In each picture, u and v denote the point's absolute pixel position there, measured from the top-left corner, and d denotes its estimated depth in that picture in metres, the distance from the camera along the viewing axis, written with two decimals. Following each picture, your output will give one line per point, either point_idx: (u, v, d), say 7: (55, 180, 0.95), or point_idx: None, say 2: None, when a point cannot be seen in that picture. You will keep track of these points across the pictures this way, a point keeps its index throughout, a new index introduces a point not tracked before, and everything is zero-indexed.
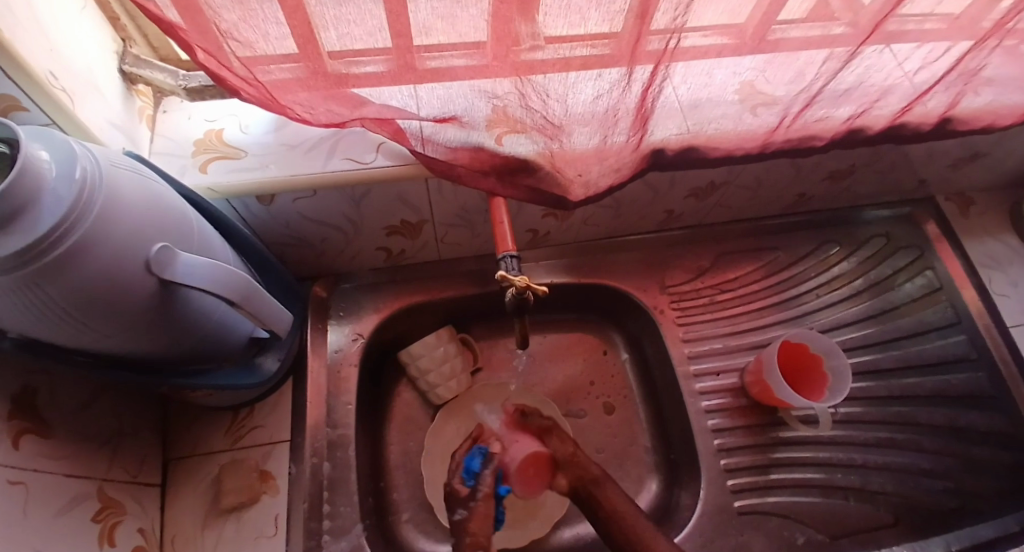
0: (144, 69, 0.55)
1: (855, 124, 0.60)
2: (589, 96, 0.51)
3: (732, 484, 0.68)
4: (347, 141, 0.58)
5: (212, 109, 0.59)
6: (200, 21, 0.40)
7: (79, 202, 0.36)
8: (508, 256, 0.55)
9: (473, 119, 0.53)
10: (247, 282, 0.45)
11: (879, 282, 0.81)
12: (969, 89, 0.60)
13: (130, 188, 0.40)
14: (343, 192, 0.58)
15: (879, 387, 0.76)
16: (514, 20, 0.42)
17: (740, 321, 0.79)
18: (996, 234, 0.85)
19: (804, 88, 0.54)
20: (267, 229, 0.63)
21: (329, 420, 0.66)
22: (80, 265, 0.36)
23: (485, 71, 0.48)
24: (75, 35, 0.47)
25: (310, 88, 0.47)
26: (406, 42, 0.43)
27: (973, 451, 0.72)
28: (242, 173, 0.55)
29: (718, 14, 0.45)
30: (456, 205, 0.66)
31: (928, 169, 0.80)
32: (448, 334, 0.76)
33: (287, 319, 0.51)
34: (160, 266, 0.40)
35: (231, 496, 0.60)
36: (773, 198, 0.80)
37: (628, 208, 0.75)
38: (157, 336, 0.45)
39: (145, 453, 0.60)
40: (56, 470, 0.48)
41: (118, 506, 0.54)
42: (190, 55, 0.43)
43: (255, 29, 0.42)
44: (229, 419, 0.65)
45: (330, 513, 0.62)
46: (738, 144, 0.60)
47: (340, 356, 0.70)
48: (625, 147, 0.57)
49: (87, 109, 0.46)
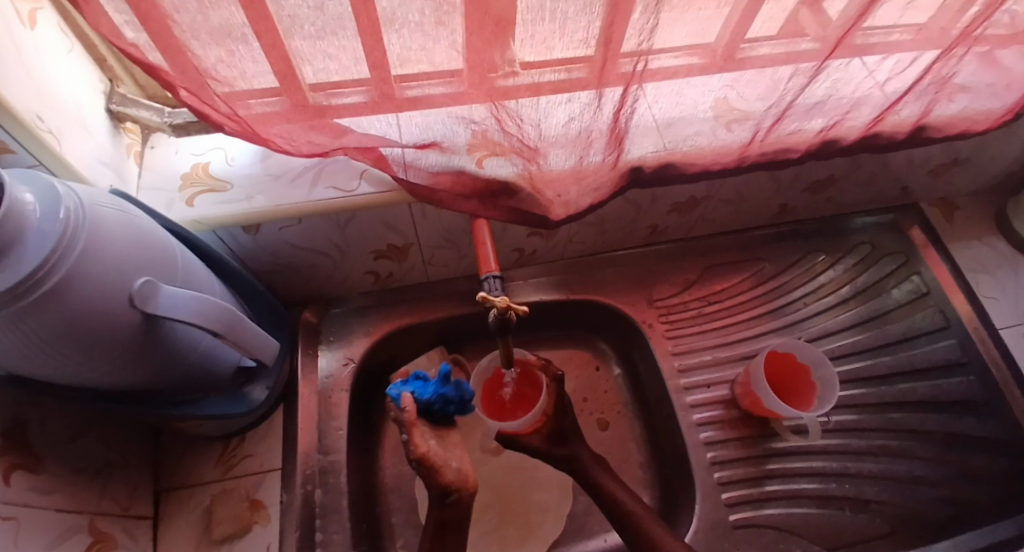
0: (131, 107, 0.57)
1: (829, 135, 0.61)
2: (563, 120, 0.52)
3: (727, 497, 0.68)
4: (331, 169, 0.60)
5: (198, 143, 0.61)
6: (180, 61, 0.41)
7: (63, 240, 0.37)
8: (491, 277, 0.56)
9: (453, 144, 0.54)
10: (231, 313, 0.46)
11: (867, 289, 0.82)
12: (941, 97, 0.61)
13: (115, 224, 0.41)
14: (328, 219, 0.59)
15: (871, 395, 0.76)
16: (487, 50, 0.43)
17: (729, 332, 0.79)
18: (979, 238, 0.86)
19: (774, 103, 0.56)
20: (255, 257, 0.64)
21: (320, 446, 0.66)
22: (65, 300, 0.37)
23: (461, 98, 0.49)
24: (62, 77, 0.49)
25: (291, 121, 0.49)
26: (383, 73, 0.45)
27: (968, 457, 0.71)
28: (226, 205, 0.56)
29: (685, 36, 0.47)
30: (441, 228, 0.67)
31: (908, 176, 0.81)
32: (438, 354, 0.78)
33: (274, 346, 0.52)
34: (143, 299, 0.41)
35: (222, 526, 0.60)
36: (756, 209, 0.81)
37: (612, 224, 0.76)
38: (143, 369, 0.45)
39: (137, 485, 0.60)
40: (47, 505, 0.48)
41: (110, 538, 0.54)
42: (172, 94, 0.45)
43: (235, 67, 0.43)
44: (221, 448, 0.65)
45: (323, 541, 0.61)
46: (714, 159, 0.60)
47: (330, 381, 0.70)
48: (602, 166, 0.58)
49: (74, 148, 0.47)
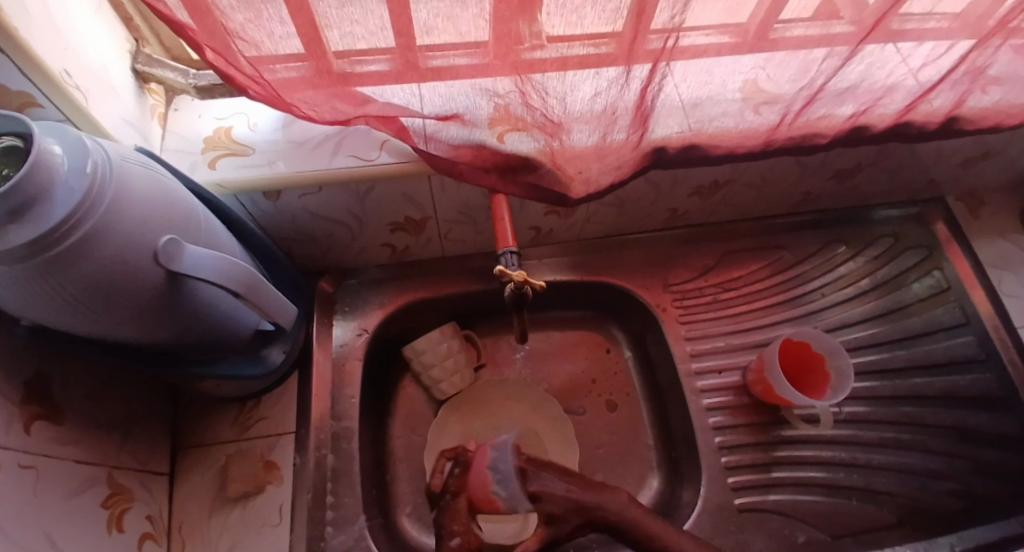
0: (157, 68, 0.58)
1: (859, 122, 0.60)
2: (588, 95, 0.52)
3: (733, 481, 0.68)
4: (352, 139, 0.60)
5: (221, 107, 0.61)
6: (208, 21, 0.41)
7: (89, 195, 0.37)
8: (509, 252, 0.56)
9: (475, 117, 0.54)
10: (252, 275, 0.46)
11: (887, 281, 0.80)
12: (978, 87, 0.60)
13: (139, 182, 0.41)
14: (347, 189, 0.59)
15: (885, 388, 0.75)
16: (515, 20, 0.43)
17: (743, 320, 0.79)
18: (1007, 236, 0.84)
19: (804, 87, 0.54)
20: (274, 224, 0.64)
21: (333, 413, 0.67)
22: (90, 256, 0.38)
23: (486, 70, 0.48)
24: (88, 33, 0.49)
25: (315, 88, 0.48)
26: (408, 41, 0.44)
27: (981, 452, 0.71)
28: (248, 170, 0.56)
29: (716, 13, 0.46)
30: (459, 202, 0.67)
31: (936, 168, 0.79)
32: (451, 330, 0.77)
33: (292, 311, 0.52)
34: (168, 256, 0.41)
35: (238, 484, 0.61)
36: (777, 197, 0.80)
37: (631, 205, 0.75)
38: (165, 326, 0.46)
39: (155, 442, 0.62)
40: (68, 456, 0.50)
41: (126, 491, 0.55)
42: (199, 54, 0.44)
43: (261, 29, 0.43)
44: (237, 410, 0.67)
45: (333, 504, 0.62)
46: (739, 142, 0.59)
47: (344, 350, 0.71)
48: (625, 145, 0.57)
49: (99, 107, 0.48)
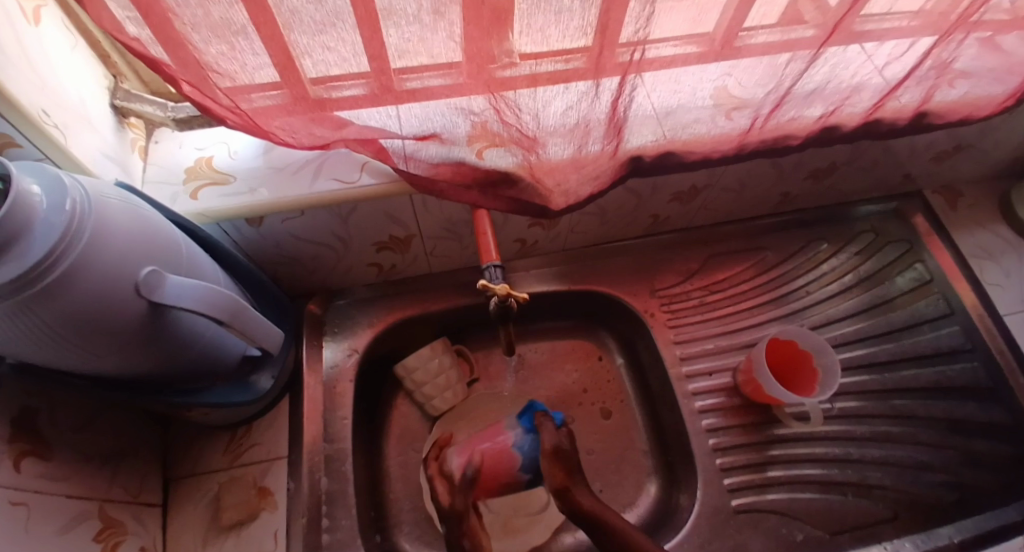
0: (135, 103, 0.58)
1: (829, 122, 0.61)
2: (561, 109, 0.53)
3: (729, 483, 0.69)
4: (333, 162, 0.60)
5: (201, 137, 0.62)
6: (182, 55, 0.42)
7: (68, 232, 0.38)
8: (492, 266, 0.57)
9: (452, 135, 0.55)
10: (235, 301, 0.46)
11: (870, 276, 0.82)
12: (942, 83, 0.61)
13: (120, 216, 0.42)
14: (330, 211, 0.60)
15: (873, 382, 0.76)
16: (484, 39, 0.44)
17: (731, 321, 0.79)
18: (985, 225, 0.85)
19: (771, 91, 0.56)
20: (259, 249, 0.64)
21: (326, 435, 0.67)
22: (71, 290, 0.38)
23: (460, 90, 0.49)
24: (66, 71, 0.50)
25: (292, 114, 0.49)
26: (382, 64, 0.45)
27: (972, 442, 0.71)
28: (230, 198, 0.57)
29: (682, 24, 0.47)
30: (443, 218, 0.68)
31: (911, 163, 0.80)
32: (441, 346, 0.77)
33: (277, 335, 0.53)
34: (149, 288, 0.41)
35: (231, 512, 0.60)
36: (757, 198, 0.81)
37: (614, 214, 0.76)
38: (150, 357, 0.46)
39: (146, 473, 0.61)
40: (58, 491, 0.49)
41: (120, 525, 0.55)
42: (175, 87, 0.45)
43: (235, 60, 0.44)
44: (228, 438, 0.66)
45: (330, 527, 0.62)
46: (713, 147, 0.61)
47: (335, 371, 0.71)
48: (601, 156, 0.59)
49: (79, 144, 0.48)
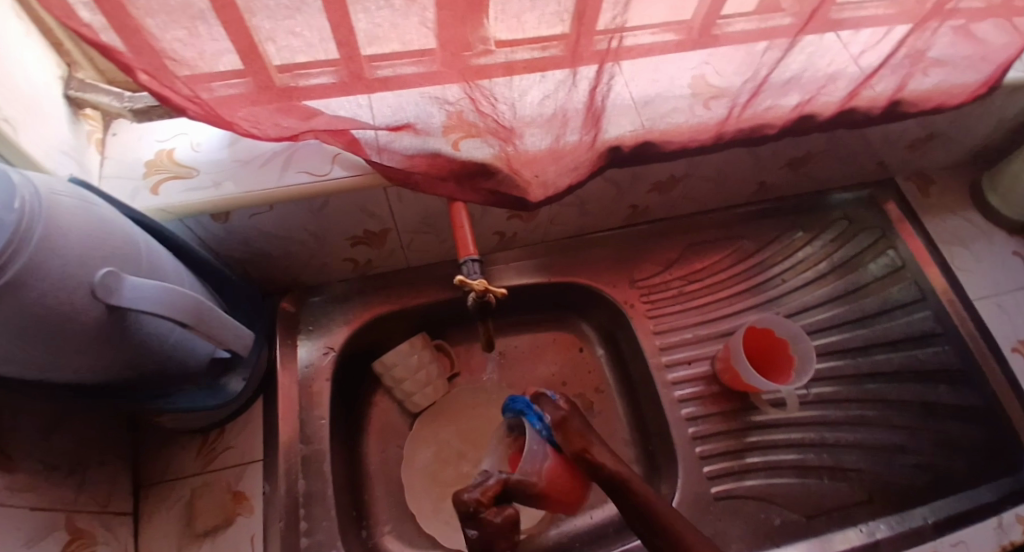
0: (90, 93, 0.55)
1: (806, 110, 0.61)
2: (538, 98, 0.51)
3: (708, 471, 0.69)
4: (303, 153, 0.58)
5: (164, 129, 0.59)
6: (137, 42, 0.39)
7: (18, 233, 0.35)
8: (470, 260, 0.55)
9: (427, 126, 0.53)
10: (200, 303, 0.44)
11: (845, 263, 0.83)
12: (916, 71, 0.62)
13: (74, 215, 0.39)
14: (300, 205, 0.58)
15: (847, 367, 0.77)
16: (459, 27, 0.42)
17: (710, 310, 0.80)
18: (955, 212, 0.87)
19: (747, 79, 0.56)
20: (226, 246, 0.62)
21: (302, 436, 0.65)
22: (21, 295, 0.36)
23: (434, 78, 0.47)
24: (14, 59, 0.47)
25: (257, 104, 0.47)
26: (351, 52, 0.43)
27: (942, 425, 0.74)
28: (193, 192, 0.54)
29: (661, 10, 0.46)
30: (419, 211, 0.66)
31: (885, 151, 0.82)
32: (421, 341, 0.75)
33: (247, 336, 0.51)
34: (107, 291, 0.39)
35: (205, 518, 0.59)
36: (735, 187, 0.81)
37: (594, 204, 0.75)
38: (114, 360, 0.44)
39: (115, 481, 0.59)
40: (20, 504, 0.47)
41: (90, 534, 0.52)
42: (130, 76, 0.43)
43: (194, 47, 0.41)
44: (200, 441, 0.64)
45: (308, 530, 0.60)
46: (692, 137, 0.60)
47: (311, 370, 0.69)
48: (579, 146, 0.58)
49: (29, 137, 0.45)
